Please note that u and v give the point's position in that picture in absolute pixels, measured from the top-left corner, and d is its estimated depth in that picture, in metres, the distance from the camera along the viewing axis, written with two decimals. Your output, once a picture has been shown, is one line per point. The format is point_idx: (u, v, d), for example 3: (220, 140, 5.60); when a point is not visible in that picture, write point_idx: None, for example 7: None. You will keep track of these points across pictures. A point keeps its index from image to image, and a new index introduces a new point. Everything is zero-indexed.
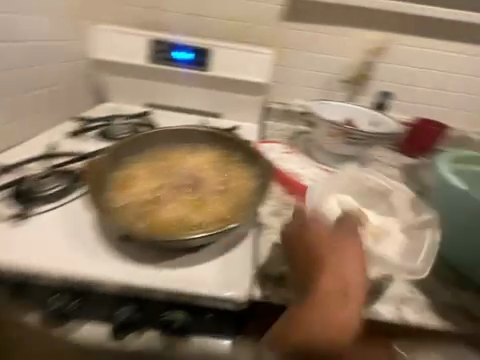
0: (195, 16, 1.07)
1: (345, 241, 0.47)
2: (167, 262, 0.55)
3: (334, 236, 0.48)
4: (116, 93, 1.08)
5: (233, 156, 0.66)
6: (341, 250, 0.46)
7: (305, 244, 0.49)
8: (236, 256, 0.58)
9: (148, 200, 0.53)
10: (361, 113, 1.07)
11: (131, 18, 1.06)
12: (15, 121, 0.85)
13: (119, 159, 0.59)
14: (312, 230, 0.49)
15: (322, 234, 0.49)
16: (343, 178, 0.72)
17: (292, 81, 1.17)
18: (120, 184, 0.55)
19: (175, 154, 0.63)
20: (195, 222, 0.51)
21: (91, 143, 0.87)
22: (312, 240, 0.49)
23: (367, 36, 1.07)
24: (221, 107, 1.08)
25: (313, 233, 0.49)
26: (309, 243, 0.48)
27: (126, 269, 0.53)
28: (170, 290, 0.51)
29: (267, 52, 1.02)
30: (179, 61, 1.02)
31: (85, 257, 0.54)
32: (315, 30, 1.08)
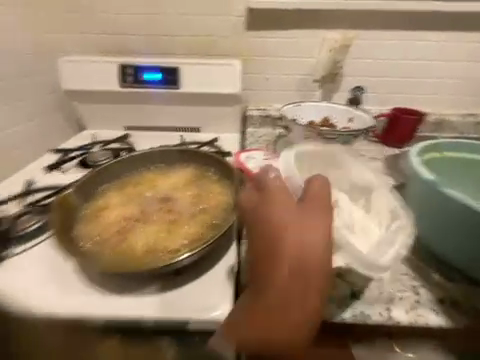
0: (162, 37, 1.09)
1: (311, 215, 0.40)
2: (143, 290, 0.52)
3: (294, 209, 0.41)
4: (93, 120, 1.09)
5: (206, 172, 0.66)
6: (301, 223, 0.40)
7: (267, 223, 0.41)
8: (218, 273, 0.54)
9: (118, 228, 0.53)
10: (337, 110, 1.08)
11: (99, 46, 1.09)
12: None
13: (92, 190, 0.59)
14: (272, 202, 0.42)
15: (286, 207, 0.41)
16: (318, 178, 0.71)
17: (266, 87, 1.18)
18: (92, 216, 0.55)
19: (149, 179, 0.64)
20: (165, 247, 0.50)
21: (68, 173, 0.87)
22: (274, 216, 0.41)
23: (331, 35, 1.10)
24: (200, 121, 1.10)
25: (273, 205, 0.41)
26: (271, 219, 0.41)
27: (100, 304, 0.50)
28: (150, 320, 0.48)
29: (236, 63, 1.04)
30: (150, 81, 1.03)
31: (61, 295, 0.51)
32: (280, 36, 1.11)
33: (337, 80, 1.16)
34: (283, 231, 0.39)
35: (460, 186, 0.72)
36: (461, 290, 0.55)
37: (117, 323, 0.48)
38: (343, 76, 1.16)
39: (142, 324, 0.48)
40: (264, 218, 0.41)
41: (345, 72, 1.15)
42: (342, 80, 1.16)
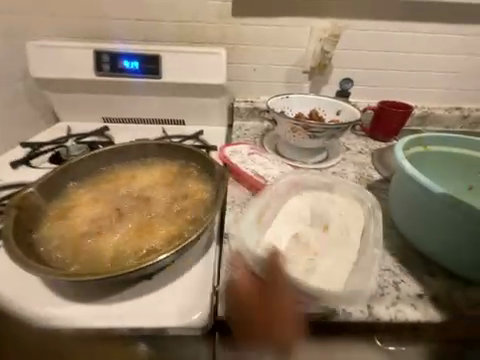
0: (142, 21, 1.02)
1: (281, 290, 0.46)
2: (113, 295, 0.48)
3: (274, 302, 0.45)
4: (69, 111, 1.02)
5: (186, 168, 0.63)
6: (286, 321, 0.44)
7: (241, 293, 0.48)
8: (196, 274, 0.52)
9: (88, 229, 0.48)
10: (325, 103, 1.05)
11: (73, 30, 1.00)
12: None
13: (59, 186, 0.54)
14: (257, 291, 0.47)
15: (256, 289, 0.47)
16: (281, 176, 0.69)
17: (253, 78, 1.14)
18: (58, 216, 0.50)
19: (124, 175, 0.60)
20: (139, 249, 0.46)
21: (39, 168, 0.80)
22: (251, 292, 0.47)
23: (321, 24, 1.06)
24: (184, 113, 1.05)
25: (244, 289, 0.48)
26: (254, 302, 0.46)
27: (64, 312, 0.46)
28: (121, 325, 0.45)
29: (222, 52, 0.98)
30: (129, 70, 0.96)
31: (26, 302, 0.47)
32: (268, 24, 1.05)
33: (326, 71, 1.13)
34: (256, 291, 0.46)
35: (443, 180, 0.72)
36: (441, 285, 0.55)
37: (84, 330, 0.45)
38: (332, 68, 1.13)
39: (113, 330, 0.45)
40: (251, 310, 0.45)
41: (335, 63, 1.12)
42: (331, 72, 1.13)
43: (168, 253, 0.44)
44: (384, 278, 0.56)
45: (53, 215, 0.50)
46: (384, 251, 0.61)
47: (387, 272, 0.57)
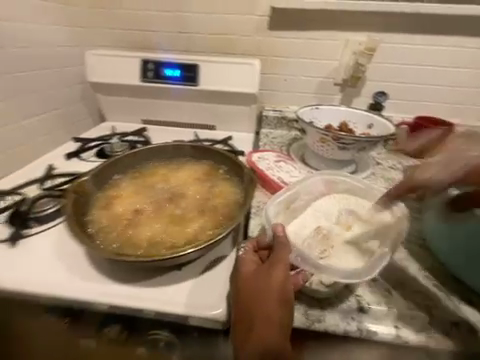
0: (185, 34, 1.11)
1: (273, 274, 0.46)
2: (145, 280, 0.51)
3: (270, 284, 0.45)
4: (114, 112, 1.13)
5: (217, 169, 0.67)
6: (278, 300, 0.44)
7: (245, 272, 0.48)
8: (221, 270, 0.54)
9: (130, 218, 0.54)
10: (357, 115, 1.04)
11: (126, 41, 1.13)
12: (21, 144, 0.92)
13: (106, 178, 0.61)
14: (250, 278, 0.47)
15: (259, 270, 0.47)
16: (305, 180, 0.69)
17: (284, 88, 1.17)
18: (104, 204, 0.56)
19: (162, 172, 0.66)
20: (174, 239, 0.50)
21: (87, 161, 0.90)
22: (256, 274, 0.47)
23: (356, 38, 1.06)
24: (215, 118, 1.11)
25: (249, 268, 0.48)
26: (258, 284, 0.45)
27: (101, 290, 0.49)
28: (148, 309, 0.48)
29: (256, 63, 1.03)
30: (170, 77, 1.05)
31: (70, 276, 0.51)
32: (303, 37, 1.08)
33: (358, 84, 1.12)
34: (259, 273, 0.47)
35: None
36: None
37: (117, 309, 0.49)
38: (365, 80, 1.12)
39: (141, 313, 0.48)
40: (254, 286, 0.45)
41: (368, 76, 1.11)
42: (364, 85, 1.12)
43: (200, 246, 0.47)
44: (415, 299, 0.53)
45: (100, 202, 0.56)
46: (415, 270, 0.58)
47: (418, 293, 0.54)
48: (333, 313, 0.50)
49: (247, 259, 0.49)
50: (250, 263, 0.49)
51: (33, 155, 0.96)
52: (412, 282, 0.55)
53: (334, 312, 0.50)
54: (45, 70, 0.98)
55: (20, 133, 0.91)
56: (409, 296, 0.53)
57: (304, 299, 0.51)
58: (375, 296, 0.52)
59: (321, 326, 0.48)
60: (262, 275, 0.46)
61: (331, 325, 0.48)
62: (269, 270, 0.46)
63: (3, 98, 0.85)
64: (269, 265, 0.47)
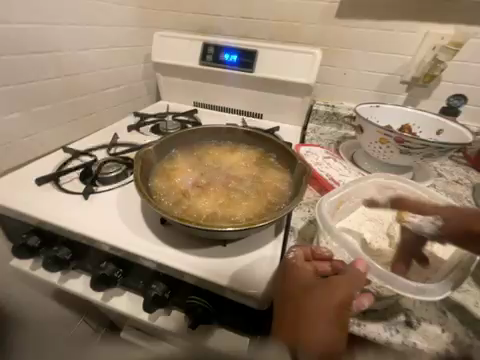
0: (247, 20, 1.10)
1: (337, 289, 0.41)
2: (190, 249, 0.55)
3: (328, 298, 0.40)
4: (170, 92, 1.20)
5: (267, 158, 0.67)
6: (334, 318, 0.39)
7: (299, 278, 0.44)
8: (263, 254, 0.55)
9: (187, 190, 0.57)
10: (425, 119, 0.93)
11: (190, 24, 1.17)
12: (91, 113, 1.03)
13: (166, 151, 0.65)
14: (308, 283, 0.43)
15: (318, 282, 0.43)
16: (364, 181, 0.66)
17: (341, 82, 1.10)
18: (163, 174, 0.60)
19: (214, 153, 0.68)
20: (226, 215, 0.52)
21: (144, 135, 0.98)
22: (313, 283, 0.43)
23: (439, 30, 0.93)
24: (264, 108, 1.10)
25: (304, 275, 0.45)
26: (315, 294, 0.41)
27: (153, 250, 0.54)
28: (192, 275, 0.51)
29: (317, 52, 0.97)
30: (227, 62, 1.06)
31: (128, 234, 0.57)
32: (374, 27, 0.98)
33: (430, 85, 1.00)
34: (316, 284, 0.42)
35: None
36: None
37: (163, 269, 0.53)
38: (439, 81, 0.99)
39: (185, 278, 0.52)
40: (309, 296, 0.41)
41: (445, 76, 0.98)
42: (437, 86, 1.00)
43: (249, 227, 0.47)
44: (475, 328, 0.47)
45: (159, 173, 0.61)
46: (476, 296, 0.52)
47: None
48: (376, 321, 0.47)
49: (302, 265, 0.46)
50: (305, 270, 0.45)
51: (100, 124, 1.08)
52: (472, 309, 0.49)
53: (378, 320, 0.47)
54: (118, 48, 1.08)
55: (93, 103, 1.03)
56: (467, 323, 0.47)
57: None
58: (425, 314, 0.48)
59: (361, 330, 0.46)
60: (321, 287, 0.42)
61: (372, 332, 0.46)
62: (329, 286, 0.41)
63: (84, 71, 0.97)
64: (330, 279, 0.42)
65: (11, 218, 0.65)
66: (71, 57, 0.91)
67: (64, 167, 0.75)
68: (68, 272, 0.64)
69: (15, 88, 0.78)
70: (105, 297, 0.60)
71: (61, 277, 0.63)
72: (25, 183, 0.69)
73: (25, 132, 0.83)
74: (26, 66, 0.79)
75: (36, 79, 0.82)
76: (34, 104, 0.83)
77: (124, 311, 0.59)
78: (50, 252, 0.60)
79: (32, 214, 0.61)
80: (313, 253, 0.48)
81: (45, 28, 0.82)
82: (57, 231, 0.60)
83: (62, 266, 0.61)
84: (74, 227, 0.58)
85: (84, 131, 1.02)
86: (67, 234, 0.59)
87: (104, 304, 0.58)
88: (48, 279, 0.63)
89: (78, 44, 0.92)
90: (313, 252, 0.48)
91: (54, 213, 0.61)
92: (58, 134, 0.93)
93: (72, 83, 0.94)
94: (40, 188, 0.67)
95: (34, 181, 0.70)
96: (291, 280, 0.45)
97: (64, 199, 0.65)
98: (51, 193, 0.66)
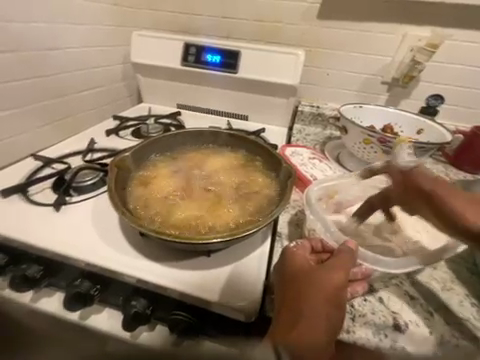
0: (229, 20, 1.08)
1: (333, 274, 0.41)
2: (173, 261, 0.52)
3: (327, 278, 0.40)
4: (151, 94, 1.15)
5: (252, 161, 0.65)
6: (332, 301, 0.39)
7: (298, 266, 0.43)
8: (250, 262, 0.53)
9: (168, 198, 0.54)
10: (405, 119, 0.95)
11: (170, 24, 1.13)
12: (66, 117, 0.97)
13: (144, 157, 0.62)
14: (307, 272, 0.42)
15: (315, 268, 0.42)
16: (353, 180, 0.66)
17: (325, 83, 1.10)
18: (142, 182, 0.57)
19: (196, 157, 0.66)
20: (209, 224, 0.50)
21: (124, 139, 0.93)
22: (312, 271, 0.42)
23: (417, 32, 0.95)
24: (250, 109, 1.08)
25: (305, 265, 0.43)
26: (315, 279, 0.40)
27: (132, 264, 0.51)
28: (174, 289, 0.48)
29: (300, 53, 0.97)
30: (210, 63, 1.03)
31: (105, 247, 0.53)
32: (354, 28, 0.99)
33: (409, 85, 1.03)
34: (315, 268, 0.42)
35: None
36: None
37: (143, 283, 0.49)
38: (418, 81, 1.01)
39: (167, 292, 0.49)
40: (310, 282, 0.40)
41: (423, 77, 1.00)
42: (416, 86, 1.02)
43: (233, 236, 0.45)
44: (461, 328, 0.47)
45: (137, 181, 0.57)
46: (460, 295, 0.52)
47: (465, 322, 0.47)
48: (364, 326, 0.46)
49: (304, 255, 0.45)
50: (305, 258, 0.45)
51: (76, 128, 1.02)
52: (458, 308, 0.50)
53: (367, 325, 0.46)
54: (93, 48, 1.02)
55: (68, 107, 0.97)
56: (453, 322, 0.47)
57: None
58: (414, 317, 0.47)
59: (350, 338, 0.45)
60: (321, 269, 0.42)
61: (361, 338, 0.45)
62: (327, 268, 0.42)
63: (56, 72, 0.91)
64: (328, 265, 0.42)
65: None
66: (41, 56, 0.85)
67: (34, 176, 0.69)
68: (40, 291, 0.59)
69: None
70: (82, 317, 0.56)
71: (32, 297, 0.58)
72: None
73: None
74: None
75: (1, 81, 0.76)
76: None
77: (102, 330, 0.55)
78: (18, 270, 0.55)
79: None
80: (312, 247, 0.48)
81: (9, 26, 0.75)
82: (25, 247, 0.55)
83: (33, 285, 0.56)
84: (43, 242, 0.53)
85: (58, 136, 0.96)
86: (37, 251, 0.54)
87: (80, 324, 0.54)
88: (17, 300, 0.57)
89: (48, 43, 0.86)
90: (312, 246, 0.48)
91: (21, 228, 0.56)
92: (29, 140, 0.86)
93: (43, 85, 0.87)
94: (6, 200, 0.62)
95: None
96: (291, 271, 0.43)
97: (33, 210, 0.60)
98: (18, 205, 0.61)
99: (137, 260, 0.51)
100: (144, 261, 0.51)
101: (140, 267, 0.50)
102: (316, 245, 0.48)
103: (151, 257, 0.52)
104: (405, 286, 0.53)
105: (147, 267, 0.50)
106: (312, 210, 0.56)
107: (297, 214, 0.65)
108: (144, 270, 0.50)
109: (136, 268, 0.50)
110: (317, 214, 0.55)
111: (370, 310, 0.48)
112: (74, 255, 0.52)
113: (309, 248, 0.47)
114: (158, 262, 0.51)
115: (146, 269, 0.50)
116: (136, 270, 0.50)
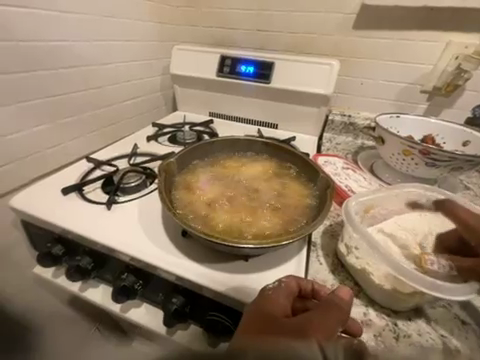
0: (263, 32, 1.12)
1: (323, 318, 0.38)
2: (211, 263, 0.54)
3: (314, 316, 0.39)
4: (187, 103, 1.23)
5: (287, 170, 0.67)
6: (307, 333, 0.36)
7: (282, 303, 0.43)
8: (286, 270, 0.54)
9: (207, 202, 0.57)
10: (448, 129, 0.90)
11: (207, 38, 1.21)
12: (112, 124, 1.07)
13: (186, 162, 0.66)
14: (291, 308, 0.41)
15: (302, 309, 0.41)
16: (394, 192, 0.63)
17: (358, 92, 1.09)
18: (184, 185, 0.61)
19: (233, 164, 0.69)
20: (248, 228, 0.52)
21: (162, 144, 1.00)
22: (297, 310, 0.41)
23: (463, 39, 0.90)
24: (280, 118, 1.10)
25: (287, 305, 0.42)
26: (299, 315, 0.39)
27: (174, 263, 0.54)
28: (213, 289, 0.50)
29: (334, 63, 0.97)
30: (243, 74, 1.08)
31: (149, 245, 0.57)
32: (393, 37, 0.97)
33: (452, 94, 0.97)
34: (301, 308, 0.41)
35: None
36: None
37: (184, 281, 0.52)
38: (462, 90, 0.96)
39: (205, 292, 0.51)
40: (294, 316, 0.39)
41: (469, 85, 0.94)
42: (460, 95, 0.97)
43: (274, 242, 0.46)
44: None
45: (180, 184, 0.61)
46: None
47: None
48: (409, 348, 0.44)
49: (289, 294, 0.44)
50: (285, 302, 0.43)
51: (120, 134, 1.12)
52: None
53: (412, 347, 0.44)
54: (139, 61, 1.12)
55: (114, 114, 1.07)
56: None
57: (376, 325, 0.46)
58: (466, 343, 0.44)
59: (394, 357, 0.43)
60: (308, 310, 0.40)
61: None
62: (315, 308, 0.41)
63: (108, 83, 1.01)
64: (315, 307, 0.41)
65: (36, 226, 0.66)
66: (96, 70, 0.96)
67: (87, 177, 0.77)
68: (88, 281, 0.65)
69: (46, 101, 0.82)
70: (123, 309, 0.60)
71: (82, 287, 0.64)
72: (51, 191, 0.70)
73: (53, 142, 0.87)
74: (54, 82, 0.83)
75: (63, 92, 0.87)
76: (61, 116, 0.88)
77: (142, 322, 0.59)
78: (73, 261, 0.61)
79: (56, 222, 0.62)
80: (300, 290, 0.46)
81: (72, 45, 0.86)
82: (80, 240, 0.61)
83: (84, 275, 0.62)
84: (96, 236, 0.59)
85: (104, 141, 1.05)
86: (90, 245, 0.60)
87: (122, 315, 0.59)
88: (70, 288, 0.64)
89: (102, 59, 0.97)
90: (300, 290, 0.46)
91: (77, 223, 0.62)
92: (82, 144, 0.97)
93: (96, 95, 0.98)
94: (65, 197, 0.69)
95: (58, 190, 0.71)
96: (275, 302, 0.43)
97: (87, 207, 0.66)
98: (75, 202, 0.68)
99: (178, 260, 0.54)
100: (184, 262, 0.54)
101: (180, 268, 0.53)
102: (305, 289, 0.46)
103: (191, 258, 0.55)
104: (454, 309, 0.49)
105: (186, 268, 0.53)
106: (356, 227, 0.51)
107: (332, 225, 0.65)
108: (183, 271, 0.52)
109: (178, 266, 0.53)
110: (361, 232, 0.50)
111: (412, 332, 0.46)
112: (122, 250, 0.56)
113: (295, 291, 0.45)
114: (197, 264, 0.54)
115: (187, 269, 0.53)
116: (178, 269, 0.53)
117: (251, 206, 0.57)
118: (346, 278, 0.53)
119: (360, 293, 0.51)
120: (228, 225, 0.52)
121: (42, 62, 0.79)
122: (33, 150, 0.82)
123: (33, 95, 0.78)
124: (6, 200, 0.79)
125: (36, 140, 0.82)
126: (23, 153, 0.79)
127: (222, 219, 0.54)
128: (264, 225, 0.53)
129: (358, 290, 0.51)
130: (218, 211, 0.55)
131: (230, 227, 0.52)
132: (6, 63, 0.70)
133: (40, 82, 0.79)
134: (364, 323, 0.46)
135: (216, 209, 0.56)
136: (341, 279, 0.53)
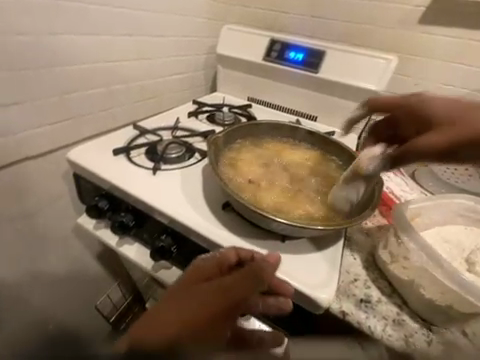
0: (318, 18, 1.08)
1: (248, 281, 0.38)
2: (247, 238, 0.56)
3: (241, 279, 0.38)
4: (227, 85, 1.21)
5: (330, 161, 0.66)
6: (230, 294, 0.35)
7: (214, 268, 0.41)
8: (321, 259, 0.53)
9: (250, 180, 0.58)
10: None
11: (258, 20, 1.18)
12: (155, 97, 1.10)
13: (231, 140, 0.67)
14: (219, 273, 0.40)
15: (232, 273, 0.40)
16: (444, 200, 0.60)
17: (411, 93, 1.02)
18: (228, 161, 0.62)
19: (275, 148, 0.69)
20: (290, 210, 0.53)
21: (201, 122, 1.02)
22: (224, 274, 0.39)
23: None
24: (321, 110, 1.06)
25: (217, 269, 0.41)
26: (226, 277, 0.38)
27: (211, 231, 0.56)
28: None
29: (392, 59, 0.93)
30: (291, 60, 1.05)
31: (189, 212, 0.60)
32: (462, 36, 0.89)
33: None
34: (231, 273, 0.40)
35: None
36: None
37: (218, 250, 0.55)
38: None
39: None
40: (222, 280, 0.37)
41: None
42: None
43: (319, 226, 0.47)
44: None
45: (225, 159, 0.62)
46: None
47: None
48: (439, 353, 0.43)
49: (222, 262, 0.43)
50: (214, 267, 0.41)
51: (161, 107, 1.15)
52: None
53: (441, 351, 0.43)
54: (188, 37, 1.13)
55: (159, 87, 1.10)
56: None
57: (406, 326, 0.46)
58: None
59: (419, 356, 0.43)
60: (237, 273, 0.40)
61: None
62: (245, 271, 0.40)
63: (158, 55, 1.04)
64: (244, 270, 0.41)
65: (86, 179, 0.72)
66: (149, 42, 0.98)
67: (134, 142, 0.82)
68: (125, 238, 0.70)
69: (102, 65, 0.87)
70: (155, 268, 0.65)
71: (120, 241, 0.69)
72: (102, 150, 0.75)
73: (103, 106, 0.92)
74: (112, 48, 0.88)
75: (118, 60, 0.91)
76: (113, 82, 0.92)
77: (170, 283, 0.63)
78: (116, 216, 0.66)
79: (106, 178, 0.67)
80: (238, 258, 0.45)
81: (130, 14, 0.89)
82: (125, 198, 0.66)
83: (124, 231, 0.66)
84: (142, 196, 0.63)
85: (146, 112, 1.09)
86: (134, 204, 0.65)
87: (153, 274, 0.63)
88: (109, 240, 0.70)
89: (157, 31, 0.99)
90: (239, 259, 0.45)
91: (124, 182, 0.66)
92: (126, 111, 1.00)
93: (146, 66, 1.01)
94: (114, 157, 0.74)
95: (108, 150, 0.76)
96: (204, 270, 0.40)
97: (134, 169, 0.71)
98: (122, 162, 0.72)
99: (216, 231, 0.56)
100: (222, 233, 0.56)
101: (218, 238, 0.55)
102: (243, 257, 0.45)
103: (228, 231, 0.56)
104: None
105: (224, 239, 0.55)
106: (407, 230, 0.48)
107: (369, 224, 0.63)
108: (221, 242, 0.54)
109: (216, 235, 0.55)
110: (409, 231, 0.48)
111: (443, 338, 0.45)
112: (164, 212, 0.60)
113: (232, 260, 0.44)
114: (234, 237, 0.55)
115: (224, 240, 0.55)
116: (217, 239, 0.55)
117: (293, 190, 0.58)
118: (381, 277, 0.52)
119: (395, 294, 0.50)
120: (271, 204, 0.54)
121: (103, 27, 0.83)
122: (86, 111, 0.87)
123: (93, 58, 0.84)
124: (60, 153, 0.86)
125: (90, 102, 0.87)
126: (78, 111, 0.85)
127: (265, 197, 0.55)
128: (306, 209, 0.54)
129: (392, 290, 0.50)
130: (262, 190, 0.56)
131: (273, 206, 0.53)
132: (73, 24, 0.76)
133: (99, 47, 0.84)
134: (394, 322, 0.46)
135: (259, 187, 0.57)
136: (375, 278, 0.52)
